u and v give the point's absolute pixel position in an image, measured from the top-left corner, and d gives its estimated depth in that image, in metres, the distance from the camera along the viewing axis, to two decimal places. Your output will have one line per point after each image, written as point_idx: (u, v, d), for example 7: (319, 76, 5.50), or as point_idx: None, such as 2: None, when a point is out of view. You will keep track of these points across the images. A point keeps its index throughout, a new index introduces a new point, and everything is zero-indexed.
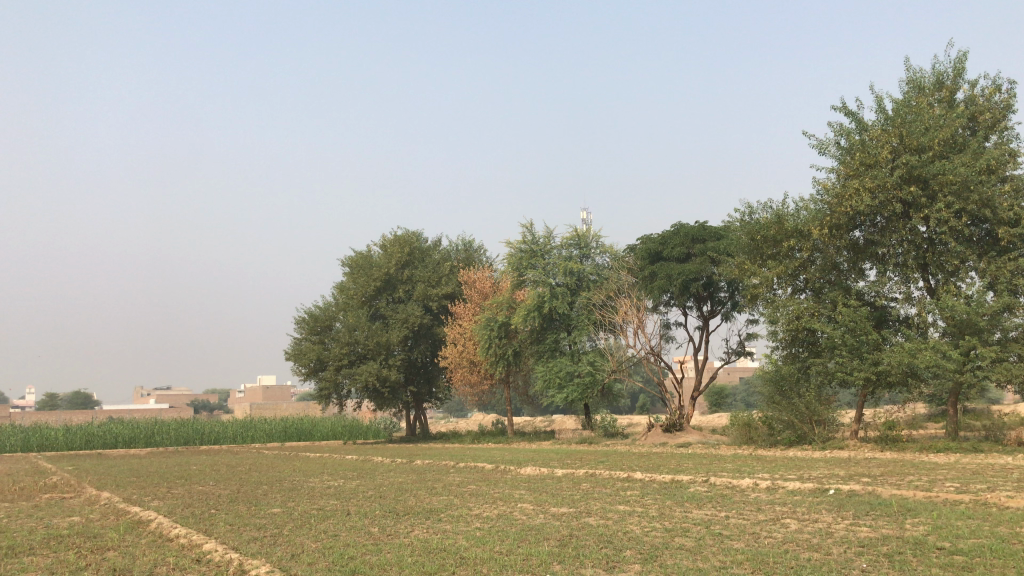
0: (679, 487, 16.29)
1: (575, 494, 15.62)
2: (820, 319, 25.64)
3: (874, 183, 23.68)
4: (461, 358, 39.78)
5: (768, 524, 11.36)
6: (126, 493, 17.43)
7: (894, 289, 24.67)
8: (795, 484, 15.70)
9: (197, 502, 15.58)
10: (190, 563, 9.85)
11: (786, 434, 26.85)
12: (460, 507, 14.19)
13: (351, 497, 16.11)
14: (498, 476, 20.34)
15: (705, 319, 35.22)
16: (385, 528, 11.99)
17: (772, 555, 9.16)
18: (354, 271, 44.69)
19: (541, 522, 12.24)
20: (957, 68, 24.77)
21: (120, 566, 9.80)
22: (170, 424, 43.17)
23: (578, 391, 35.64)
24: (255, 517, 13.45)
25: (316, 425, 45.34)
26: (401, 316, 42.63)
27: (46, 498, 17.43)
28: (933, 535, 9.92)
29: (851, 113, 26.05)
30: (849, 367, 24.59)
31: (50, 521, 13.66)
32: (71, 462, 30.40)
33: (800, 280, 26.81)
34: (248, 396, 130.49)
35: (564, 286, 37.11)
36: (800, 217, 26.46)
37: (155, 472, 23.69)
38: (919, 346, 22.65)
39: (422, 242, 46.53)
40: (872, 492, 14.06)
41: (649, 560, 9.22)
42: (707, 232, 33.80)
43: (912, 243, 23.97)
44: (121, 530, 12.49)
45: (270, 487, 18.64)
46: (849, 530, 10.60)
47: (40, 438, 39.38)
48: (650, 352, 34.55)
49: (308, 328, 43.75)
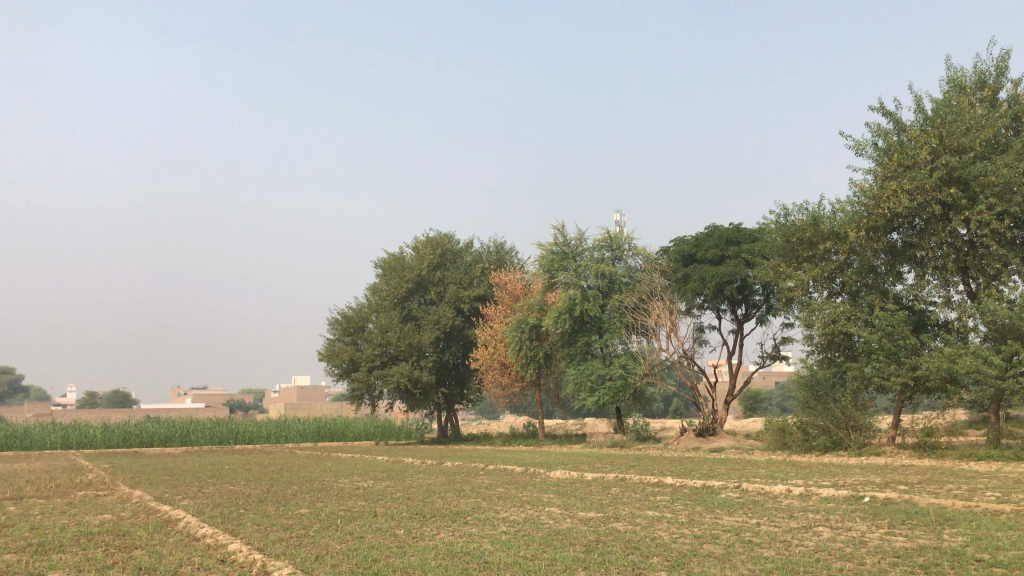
0: (710, 492, 16.10)
1: (604, 499, 15.49)
2: (857, 322, 25.15)
3: (913, 185, 23.22)
4: (493, 359, 39.72)
5: (800, 532, 11.13)
6: (157, 492, 17.60)
7: (933, 293, 24.16)
8: (828, 490, 15.41)
9: (226, 501, 15.68)
10: (215, 563, 9.87)
11: (821, 439, 26.41)
12: (487, 510, 14.13)
13: (380, 499, 16.12)
14: (527, 479, 20.16)
15: (740, 322, 34.82)
16: (410, 530, 11.94)
17: (803, 564, 8.95)
18: (386, 273, 44.88)
19: (568, 526, 12.11)
20: (1000, 67, 24.20)
21: (145, 565, 9.81)
22: (205, 423, 43.62)
23: (609, 395, 35.40)
24: (282, 517, 13.50)
25: (348, 426, 45.48)
26: (433, 317, 42.75)
27: (80, 495, 17.68)
28: (972, 546, 9.61)
29: (889, 113, 25.60)
30: (886, 372, 24.09)
31: (81, 519, 13.80)
32: (107, 460, 30.91)
33: (837, 283, 26.33)
34: (284, 396, 131.61)
35: (595, 288, 36.88)
36: (836, 219, 25.94)
37: (188, 471, 23.86)
38: (958, 351, 22.20)
39: (455, 244, 46.58)
40: (909, 500, 13.76)
41: (676, 567, 9.05)
42: (741, 234, 33.43)
43: (952, 246, 23.46)
44: (151, 528, 12.59)
45: (300, 487, 18.72)
46: (884, 539, 10.32)
47: (78, 436, 40.05)
48: (683, 356, 34.20)
49: (340, 329, 44.09)
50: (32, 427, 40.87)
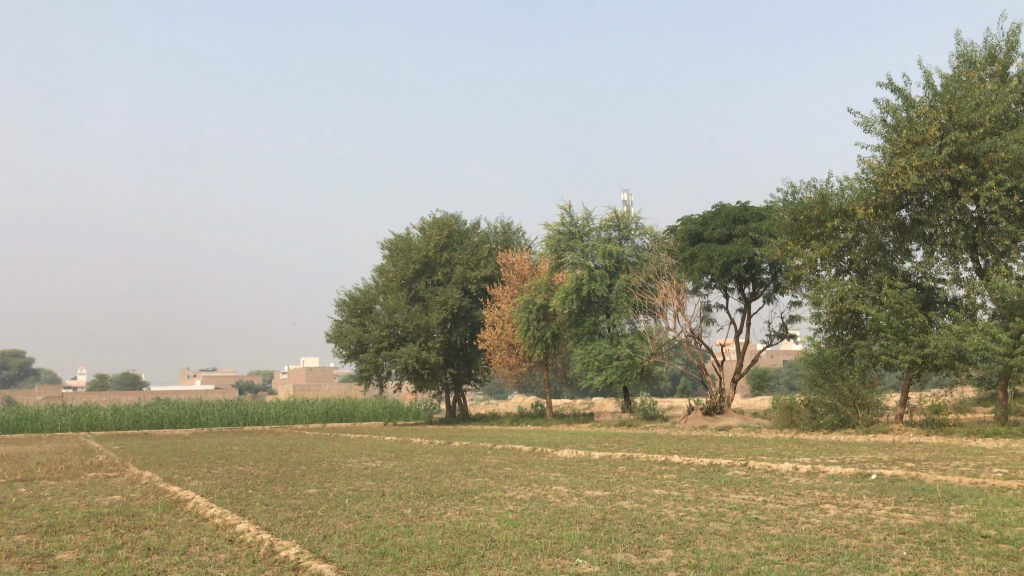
0: (717, 470, 16.12)
1: (611, 478, 15.52)
2: (865, 300, 25.06)
3: (921, 161, 23.01)
4: (500, 340, 39.73)
5: (806, 509, 11.14)
6: (167, 473, 17.71)
7: (942, 270, 24.04)
8: (836, 468, 15.42)
9: (235, 482, 15.76)
10: (223, 543, 9.94)
11: (829, 417, 26.39)
12: (494, 489, 14.19)
13: (388, 478, 16.21)
14: (535, 459, 20.21)
15: (747, 301, 34.77)
16: (418, 510, 12.00)
17: (808, 541, 8.94)
18: (393, 255, 44.85)
19: (574, 505, 12.14)
20: (1011, 41, 23.94)
21: (154, 545, 9.89)
22: (214, 404, 43.85)
23: (617, 374, 35.48)
24: (290, 497, 13.59)
25: (357, 407, 45.65)
26: (440, 298, 42.77)
27: (91, 476, 17.83)
28: (978, 523, 9.59)
29: (898, 89, 25.37)
30: (893, 350, 24.09)
31: (92, 500, 13.91)
32: (118, 442, 31.19)
33: (845, 261, 26.20)
34: (293, 377, 131.92)
35: (602, 269, 36.83)
36: (844, 196, 25.71)
37: (197, 453, 24.02)
38: (967, 329, 22.16)
39: (462, 225, 46.51)
40: (916, 477, 13.74)
41: (682, 545, 9.06)
42: (749, 212, 33.28)
43: (961, 223, 23.33)
44: (160, 509, 12.66)
45: (308, 468, 18.79)
46: (890, 516, 10.32)
47: (89, 418, 40.38)
48: (691, 335, 34.14)
49: (348, 311, 44.17)
50: (43, 409, 41.17)
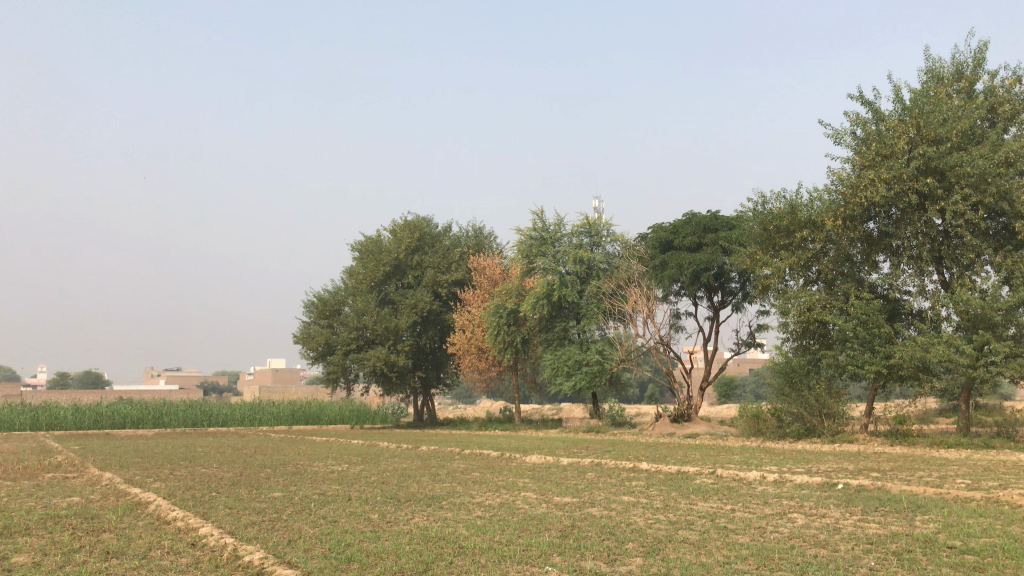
0: (685, 478, 16.15)
1: (580, 484, 15.49)
2: (832, 311, 25.35)
3: (890, 174, 23.32)
4: (469, 344, 39.59)
5: (774, 518, 11.17)
6: (128, 474, 17.39)
7: (908, 282, 24.34)
8: (803, 477, 15.52)
9: (198, 484, 15.50)
10: (185, 547, 9.73)
11: (795, 426, 26.60)
12: (462, 495, 14.09)
13: (354, 482, 16.03)
14: (503, 464, 20.14)
15: (716, 309, 34.99)
16: (385, 515, 11.85)
17: (778, 551, 8.94)
18: (363, 256, 44.54)
19: (544, 511, 12.07)
20: (977, 59, 24.40)
21: (113, 548, 9.64)
22: (178, 405, 43.20)
23: (586, 379, 35.52)
24: (255, 500, 13.39)
25: (324, 410, 45.21)
26: (410, 301, 42.56)
27: (48, 477, 17.44)
28: (944, 533, 9.66)
29: (868, 102, 25.68)
30: (860, 361, 24.32)
31: (49, 501, 13.57)
32: (78, 441, 30.59)
33: (813, 272, 26.42)
34: (259, 379, 130.51)
35: (573, 274, 36.86)
36: (814, 207, 25.95)
37: (160, 454, 23.61)
38: (931, 340, 22.45)
39: (433, 228, 46.33)
40: (881, 487, 13.85)
41: (651, 553, 9.02)
42: (719, 221, 33.52)
43: (927, 236, 23.66)
44: (120, 511, 12.39)
45: (273, 470, 18.56)
46: (857, 526, 10.37)
47: (49, 417, 39.60)
48: (660, 342, 34.23)
49: (316, 313, 43.73)
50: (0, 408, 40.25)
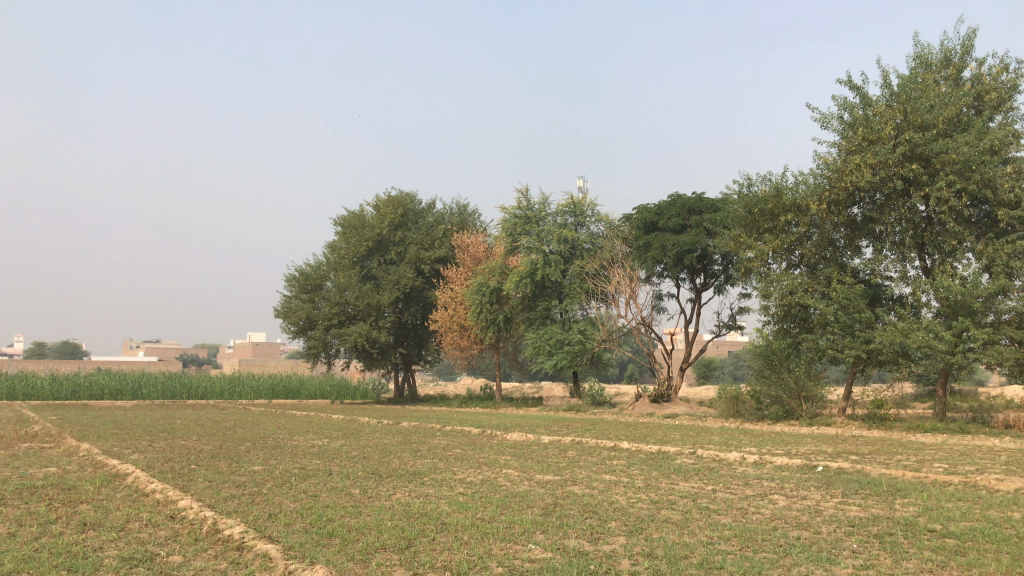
0: (666, 458, 16.19)
1: (561, 462, 15.50)
2: (813, 295, 25.43)
3: (876, 159, 23.31)
4: (452, 322, 39.50)
5: (756, 499, 11.20)
6: (106, 445, 17.21)
7: (890, 267, 24.46)
8: (783, 459, 15.61)
9: (177, 457, 15.38)
10: (164, 520, 9.62)
11: (773, 408, 26.82)
12: (443, 471, 14.05)
13: (335, 457, 15.96)
14: (484, 441, 20.16)
15: (698, 291, 35.10)
16: (366, 490, 11.78)
17: (760, 532, 8.96)
18: (346, 231, 44.10)
19: (525, 489, 12.06)
20: (966, 45, 24.44)
21: (91, 520, 9.52)
22: (157, 376, 42.88)
23: (567, 359, 35.58)
24: (234, 474, 13.27)
25: (304, 384, 45.04)
26: (393, 278, 42.35)
27: (25, 447, 17.25)
28: (924, 517, 9.73)
29: (856, 87, 25.66)
30: (840, 344, 24.48)
31: (26, 471, 13.39)
32: (56, 411, 30.36)
33: (796, 255, 26.52)
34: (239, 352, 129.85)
35: (557, 254, 36.74)
36: (799, 191, 25.97)
37: (138, 425, 23.41)
38: (911, 326, 22.57)
39: (417, 204, 46.05)
40: (861, 470, 13.95)
41: (634, 533, 9.01)
42: (704, 203, 33.56)
43: (910, 222, 23.74)
44: (97, 482, 12.24)
45: (253, 444, 18.43)
46: (838, 509, 10.42)
47: (25, 387, 39.25)
48: (641, 323, 34.31)
49: (297, 287, 43.47)
50: None
